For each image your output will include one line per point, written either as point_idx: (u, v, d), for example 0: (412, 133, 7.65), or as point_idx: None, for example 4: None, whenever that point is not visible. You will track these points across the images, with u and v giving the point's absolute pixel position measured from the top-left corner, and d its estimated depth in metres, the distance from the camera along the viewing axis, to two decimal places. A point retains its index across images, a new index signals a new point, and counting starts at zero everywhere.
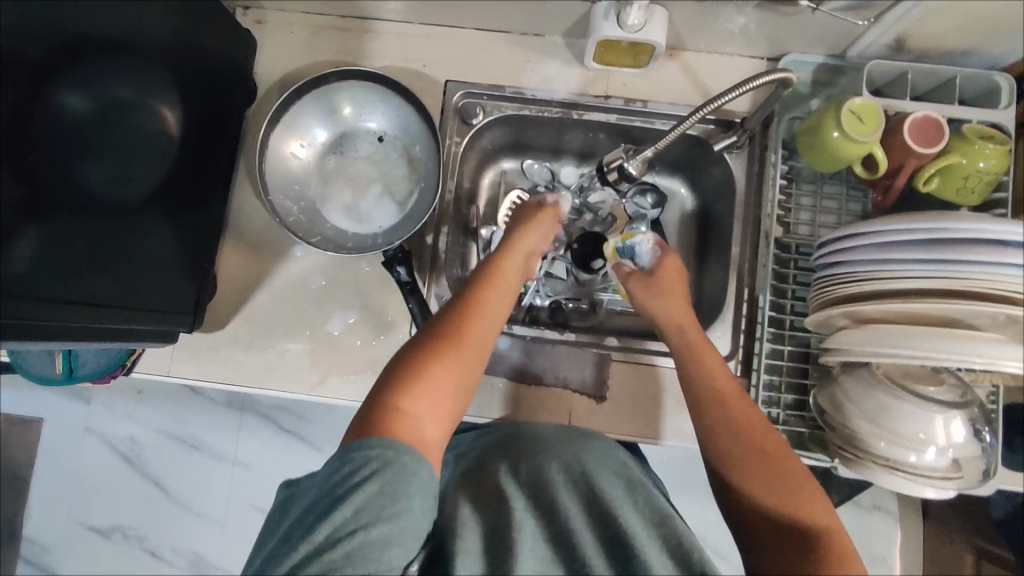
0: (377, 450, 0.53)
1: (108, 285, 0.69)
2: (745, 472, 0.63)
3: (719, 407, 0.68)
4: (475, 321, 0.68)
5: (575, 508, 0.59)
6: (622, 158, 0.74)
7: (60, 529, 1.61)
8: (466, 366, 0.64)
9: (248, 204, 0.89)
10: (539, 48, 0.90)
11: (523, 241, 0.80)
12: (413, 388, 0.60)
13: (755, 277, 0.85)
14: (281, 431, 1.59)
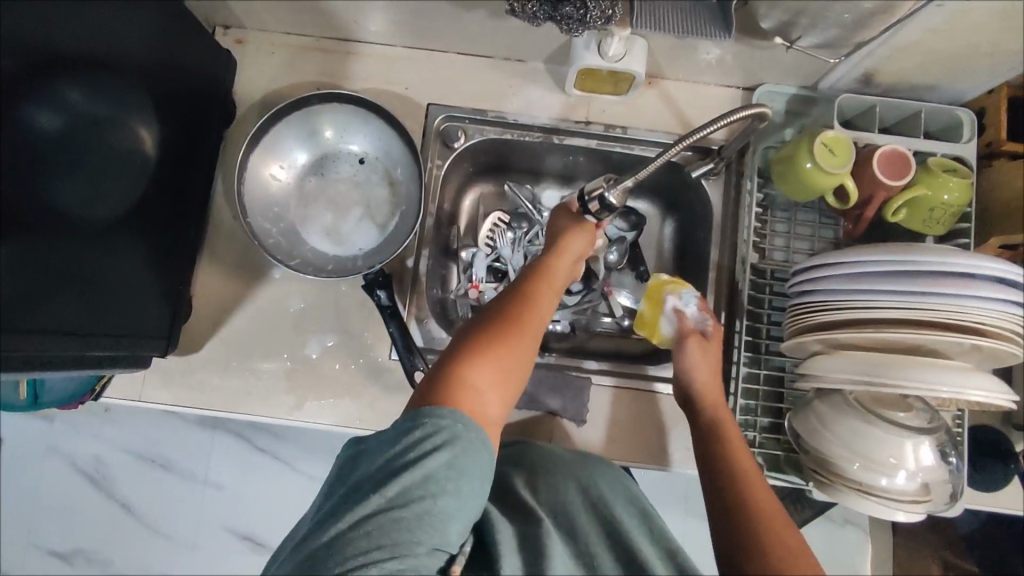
0: (458, 419, 0.54)
1: (81, 309, 0.67)
2: (740, 483, 0.64)
3: (734, 437, 0.70)
4: (532, 317, 0.67)
5: (592, 527, 0.64)
6: (603, 187, 0.72)
7: (21, 553, 1.55)
8: (530, 351, 0.64)
9: (226, 225, 0.88)
10: (520, 74, 0.91)
11: (577, 240, 0.76)
12: (479, 362, 0.60)
13: (732, 303, 0.87)
14: (254, 450, 1.56)
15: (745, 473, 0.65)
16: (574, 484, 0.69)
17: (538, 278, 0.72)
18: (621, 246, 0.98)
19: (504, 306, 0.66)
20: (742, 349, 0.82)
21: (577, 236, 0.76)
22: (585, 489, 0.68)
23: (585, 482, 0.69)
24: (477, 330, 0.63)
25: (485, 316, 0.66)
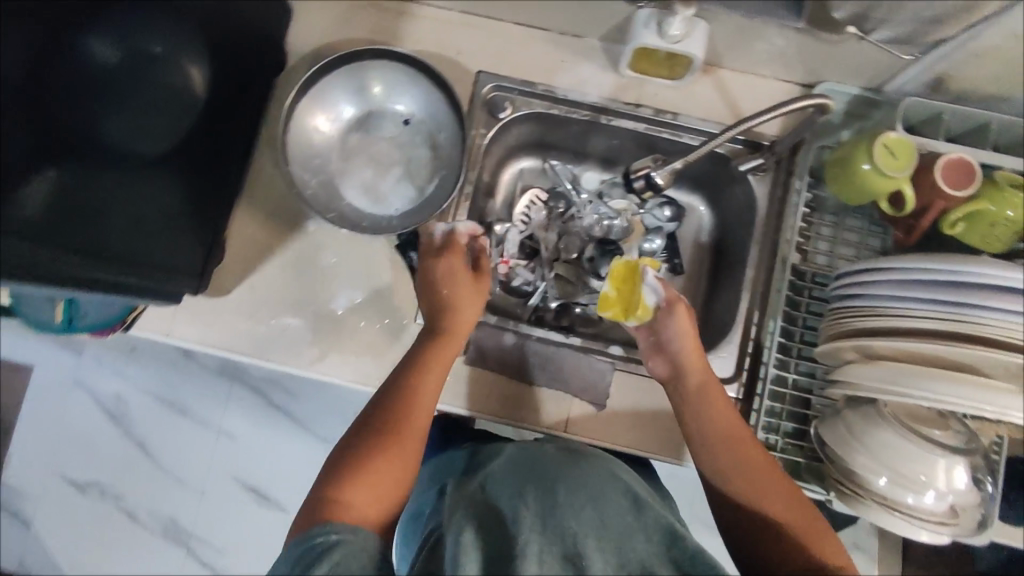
0: (335, 535, 0.55)
1: (118, 235, 0.73)
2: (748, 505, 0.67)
3: (726, 439, 0.70)
4: (415, 408, 0.70)
5: (584, 526, 0.55)
6: (651, 166, 0.74)
7: (38, 481, 1.60)
8: (410, 436, 0.68)
9: (267, 171, 0.87)
10: (574, 50, 0.90)
11: (459, 290, 0.78)
12: (349, 477, 0.63)
13: (767, 303, 0.84)
14: (269, 405, 1.59)
15: (747, 490, 0.67)
16: (568, 479, 0.60)
17: (428, 361, 0.73)
18: (659, 236, 0.97)
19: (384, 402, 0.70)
20: (772, 350, 0.80)
21: (455, 289, 0.77)
22: (578, 486, 0.59)
23: (579, 479, 0.60)
24: (355, 442, 0.67)
25: (364, 418, 0.69)
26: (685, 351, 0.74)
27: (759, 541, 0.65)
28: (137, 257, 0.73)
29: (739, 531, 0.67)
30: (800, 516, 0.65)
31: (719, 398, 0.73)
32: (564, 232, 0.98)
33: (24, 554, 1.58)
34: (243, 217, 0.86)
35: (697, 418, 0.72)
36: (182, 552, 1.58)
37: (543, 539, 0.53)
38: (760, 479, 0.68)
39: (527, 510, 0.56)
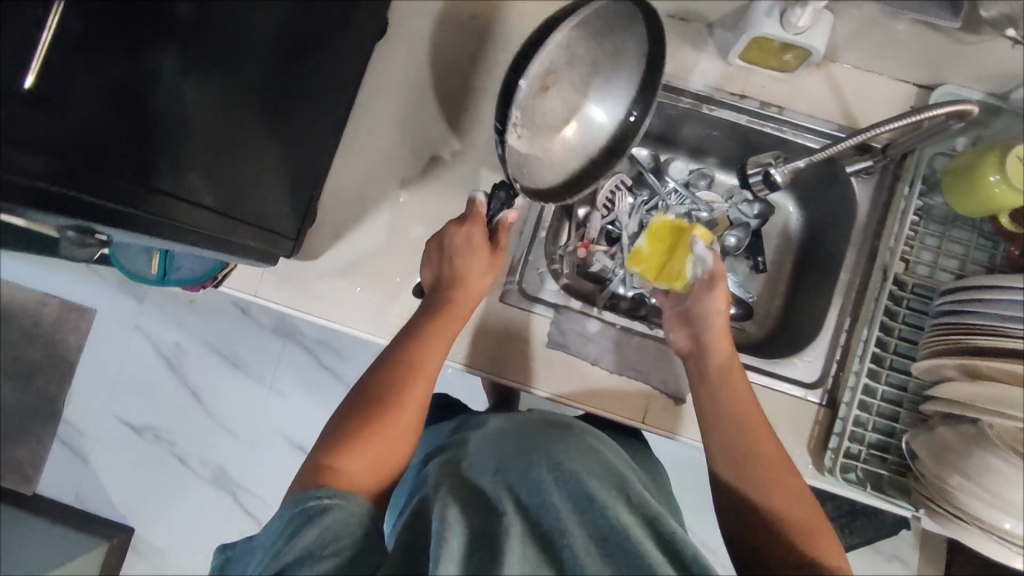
0: (330, 500, 0.54)
1: (220, 189, 0.67)
2: (740, 482, 0.65)
3: (741, 431, 0.67)
4: (416, 377, 0.69)
5: (565, 503, 0.54)
6: (771, 163, 0.79)
7: (97, 419, 1.65)
8: (408, 415, 0.66)
9: (361, 140, 0.88)
10: (682, 34, 0.87)
11: (471, 276, 0.77)
12: (350, 446, 0.62)
13: (859, 310, 0.82)
14: (319, 366, 1.62)
15: (744, 470, 0.66)
16: (550, 462, 0.59)
17: (429, 330, 0.73)
18: (743, 231, 0.96)
19: (381, 377, 0.69)
20: (864, 358, 0.77)
21: (465, 277, 0.76)
22: (557, 469, 0.58)
23: (561, 463, 0.59)
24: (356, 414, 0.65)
25: (365, 391, 0.67)
26: (711, 328, 0.75)
27: (745, 520, 0.64)
28: (235, 209, 0.70)
29: (729, 507, 0.66)
30: (802, 508, 0.63)
31: (739, 380, 0.71)
32: (644, 220, 0.97)
33: (81, 489, 1.65)
34: (337, 182, 0.87)
35: (710, 390, 0.71)
36: (229, 500, 1.63)
37: (523, 520, 0.52)
38: (767, 460, 0.66)
39: (507, 494, 0.55)
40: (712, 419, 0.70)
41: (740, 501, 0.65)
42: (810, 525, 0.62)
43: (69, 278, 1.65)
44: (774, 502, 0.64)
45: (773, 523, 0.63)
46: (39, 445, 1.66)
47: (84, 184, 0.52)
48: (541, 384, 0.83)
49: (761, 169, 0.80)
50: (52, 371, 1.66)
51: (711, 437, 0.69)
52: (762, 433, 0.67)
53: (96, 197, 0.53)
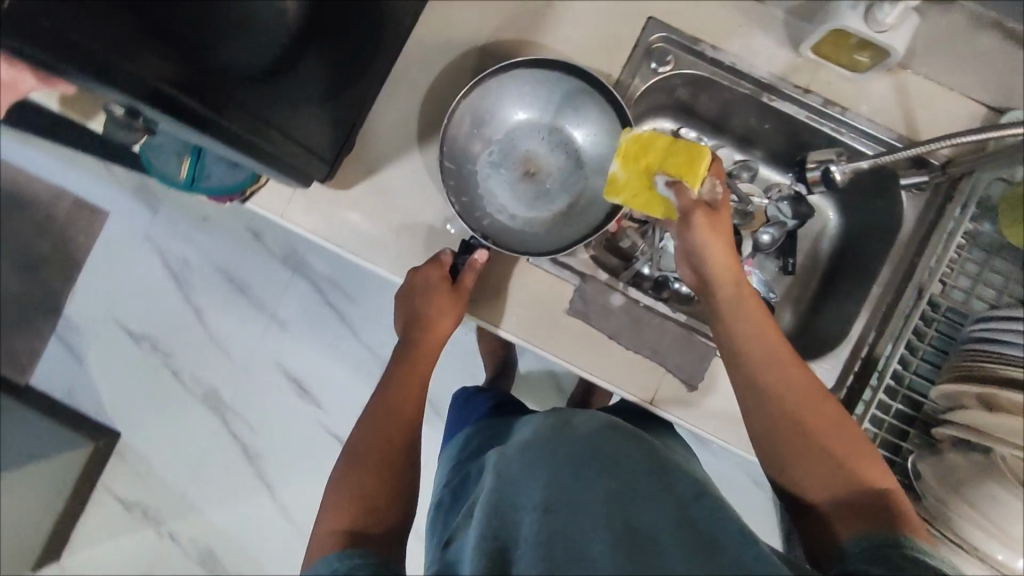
0: (359, 558, 0.57)
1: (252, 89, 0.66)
2: (787, 434, 0.64)
3: (770, 366, 0.67)
4: (389, 422, 0.76)
5: (604, 501, 0.49)
6: (833, 159, 0.81)
7: (97, 322, 1.65)
8: (392, 461, 0.72)
9: (410, 74, 0.84)
10: (756, 16, 0.84)
11: (438, 323, 0.83)
12: (349, 503, 0.66)
13: (885, 326, 0.81)
14: (323, 303, 1.62)
15: (785, 421, 0.64)
16: (598, 454, 0.54)
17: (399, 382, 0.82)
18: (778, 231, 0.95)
19: (362, 436, 0.75)
20: (884, 374, 0.77)
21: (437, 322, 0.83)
22: (602, 460, 0.53)
23: (608, 454, 0.54)
24: (343, 478, 0.70)
25: (348, 455, 0.73)
26: (708, 259, 0.71)
27: (800, 473, 0.63)
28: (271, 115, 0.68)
29: (781, 462, 0.64)
30: (852, 449, 0.63)
31: (755, 307, 0.70)
32: None
33: (72, 387, 1.65)
34: (379, 114, 0.84)
35: (733, 323, 0.69)
36: (218, 421, 1.64)
37: (550, 524, 0.48)
38: (802, 398, 0.65)
39: (543, 492, 0.51)
40: (743, 359, 0.68)
41: (789, 451, 0.64)
42: (862, 459, 0.62)
43: (85, 176, 1.63)
44: (825, 446, 0.63)
45: (832, 466, 0.62)
46: (36, 338, 1.66)
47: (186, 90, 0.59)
48: (556, 350, 0.83)
49: (822, 164, 0.82)
50: (58, 268, 1.65)
51: (745, 378, 0.67)
52: (794, 366, 0.67)
53: (186, 99, 0.59)
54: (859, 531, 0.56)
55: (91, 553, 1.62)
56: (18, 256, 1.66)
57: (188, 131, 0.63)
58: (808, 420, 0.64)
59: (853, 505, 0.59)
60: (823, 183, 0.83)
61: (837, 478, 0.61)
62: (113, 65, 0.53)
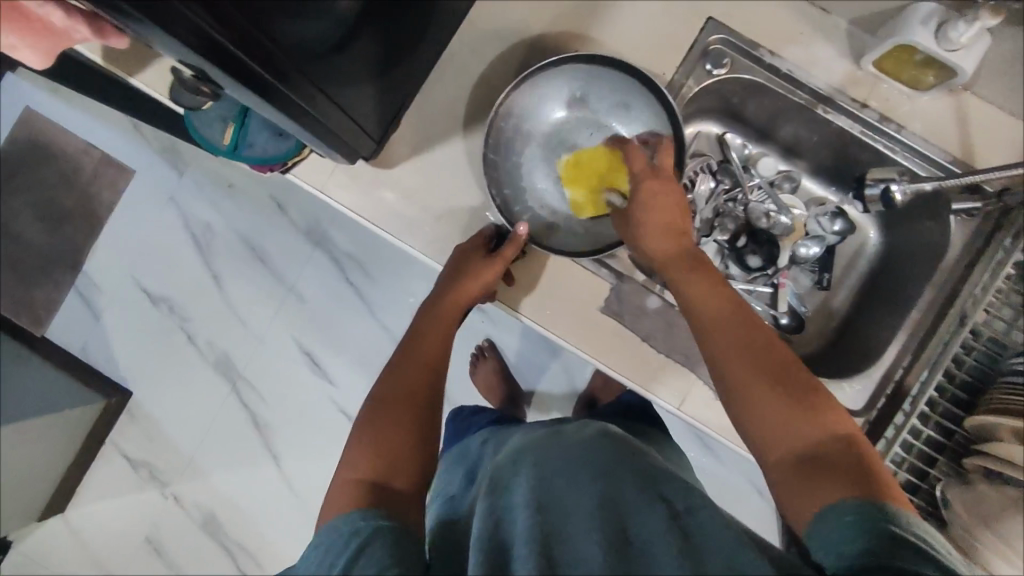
0: (364, 521, 0.53)
1: (313, 60, 0.62)
2: (760, 397, 0.60)
3: (726, 332, 0.64)
4: (410, 378, 0.72)
5: (586, 503, 0.49)
6: (895, 178, 0.81)
7: (116, 280, 1.65)
8: (417, 418, 0.68)
9: (461, 57, 0.83)
10: (818, 25, 0.82)
11: (466, 290, 0.79)
12: (376, 464, 0.61)
13: (923, 351, 0.80)
14: (343, 280, 1.61)
15: (756, 386, 0.60)
16: (579, 460, 0.54)
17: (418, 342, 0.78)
18: (817, 245, 0.94)
19: (385, 390, 0.71)
20: (919, 399, 0.77)
21: (462, 285, 0.79)
22: (586, 466, 0.53)
23: (592, 460, 0.54)
24: (366, 436, 0.65)
25: (371, 411, 0.68)
26: (664, 223, 0.74)
27: (763, 436, 0.59)
28: (326, 87, 0.65)
29: (752, 428, 0.60)
30: (810, 404, 0.58)
31: (711, 278, 0.69)
32: (721, 209, 0.95)
33: (87, 344, 1.64)
34: (427, 95, 0.83)
35: (690, 292, 0.69)
36: (228, 388, 1.64)
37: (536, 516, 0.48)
38: (757, 356, 0.62)
39: (528, 488, 0.51)
40: (703, 332, 0.66)
41: (765, 417, 0.59)
42: (844, 427, 0.57)
43: (114, 133, 1.62)
44: (801, 409, 0.58)
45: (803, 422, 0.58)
46: (53, 292, 1.65)
47: (239, 39, 0.52)
48: (586, 348, 0.82)
49: (883, 183, 0.81)
50: (80, 224, 1.64)
51: (708, 353, 0.65)
52: (749, 328, 0.64)
53: (236, 49, 0.52)
54: (839, 497, 0.51)
55: (95, 508, 1.64)
56: (41, 208, 1.65)
57: (243, 91, 0.60)
58: (783, 384, 0.60)
59: (812, 467, 0.55)
60: (880, 203, 0.82)
61: (815, 443, 0.56)
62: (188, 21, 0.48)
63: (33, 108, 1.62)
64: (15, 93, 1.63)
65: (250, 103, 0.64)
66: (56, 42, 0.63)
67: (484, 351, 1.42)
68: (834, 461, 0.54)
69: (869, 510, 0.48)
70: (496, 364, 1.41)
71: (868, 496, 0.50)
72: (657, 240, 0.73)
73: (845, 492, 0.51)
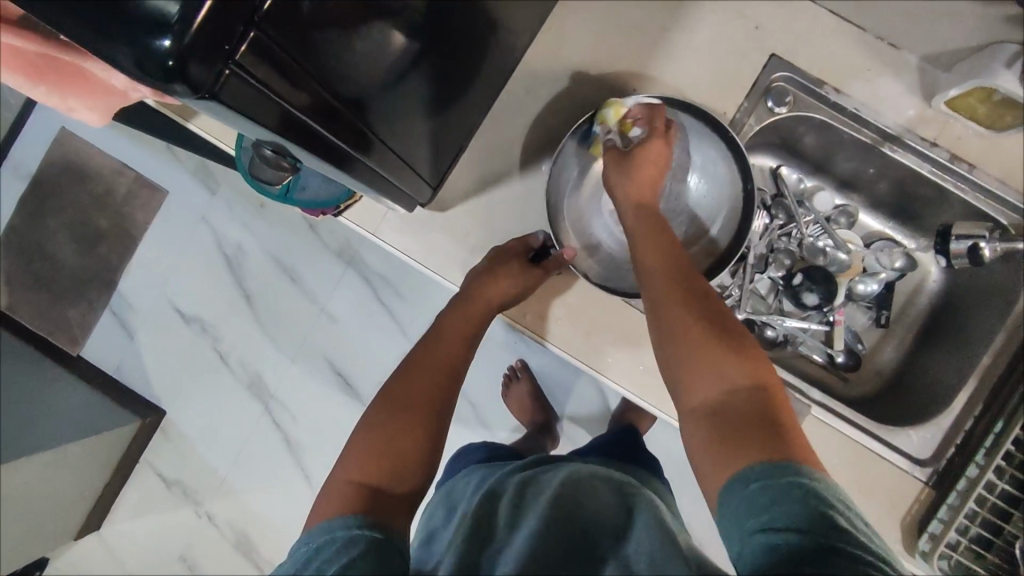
0: (357, 530, 0.54)
1: (383, 128, 0.60)
2: (687, 345, 0.58)
3: (662, 280, 0.63)
4: (427, 379, 0.71)
5: (567, 522, 0.52)
6: (985, 235, 0.78)
7: (149, 300, 1.54)
8: (429, 428, 0.67)
9: (517, 98, 0.82)
10: (887, 62, 0.79)
11: (501, 299, 0.76)
12: (374, 466, 0.62)
13: (995, 401, 0.78)
14: (376, 302, 1.48)
15: (691, 338, 0.58)
16: (561, 487, 0.57)
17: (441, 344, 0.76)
18: (876, 282, 0.91)
19: (396, 387, 0.70)
20: (993, 453, 0.73)
21: (491, 287, 0.76)
22: (568, 490, 0.57)
23: (574, 492, 0.56)
24: (374, 432, 0.65)
25: (385, 405, 0.68)
26: (646, 177, 0.72)
27: (686, 377, 0.57)
28: (389, 145, 0.63)
29: (674, 368, 0.59)
30: (730, 350, 0.57)
31: (653, 240, 0.67)
32: (775, 245, 0.91)
33: (121, 363, 1.55)
34: (481, 138, 0.82)
35: (641, 263, 0.66)
36: (260, 408, 1.50)
37: (522, 522, 0.53)
38: (688, 309, 0.60)
39: (514, 503, 0.57)
40: (643, 278, 0.65)
41: (692, 367, 0.57)
42: (761, 376, 0.56)
43: (145, 152, 1.54)
44: (726, 360, 0.56)
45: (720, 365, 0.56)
46: (79, 313, 1.55)
47: (317, 112, 0.50)
48: (642, 393, 0.80)
49: (971, 239, 0.79)
50: (109, 240, 1.55)
51: (647, 292, 0.63)
52: (668, 285, 0.62)
53: (315, 122, 0.50)
54: (748, 459, 0.50)
55: (126, 526, 1.54)
56: (74, 229, 1.56)
57: (311, 159, 0.58)
58: (718, 338, 0.58)
59: (722, 420, 0.54)
60: (967, 259, 0.80)
61: (731, 390, 0.55)
62: (263, 115, 0.46)
63: (68, 129, 1.56)
64: (50, 115, 1.58)
65: (307, 163, 0.62)
66: (115, 101, 0.61)
67: (516, 372, 1.34)
68: (754, 417, 0.53)
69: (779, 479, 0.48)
70: (528, 385, 1.31)
71: (779, 460, 0.49)
72: (627, 195, 0.72)
73: (758, 454, 0.50)
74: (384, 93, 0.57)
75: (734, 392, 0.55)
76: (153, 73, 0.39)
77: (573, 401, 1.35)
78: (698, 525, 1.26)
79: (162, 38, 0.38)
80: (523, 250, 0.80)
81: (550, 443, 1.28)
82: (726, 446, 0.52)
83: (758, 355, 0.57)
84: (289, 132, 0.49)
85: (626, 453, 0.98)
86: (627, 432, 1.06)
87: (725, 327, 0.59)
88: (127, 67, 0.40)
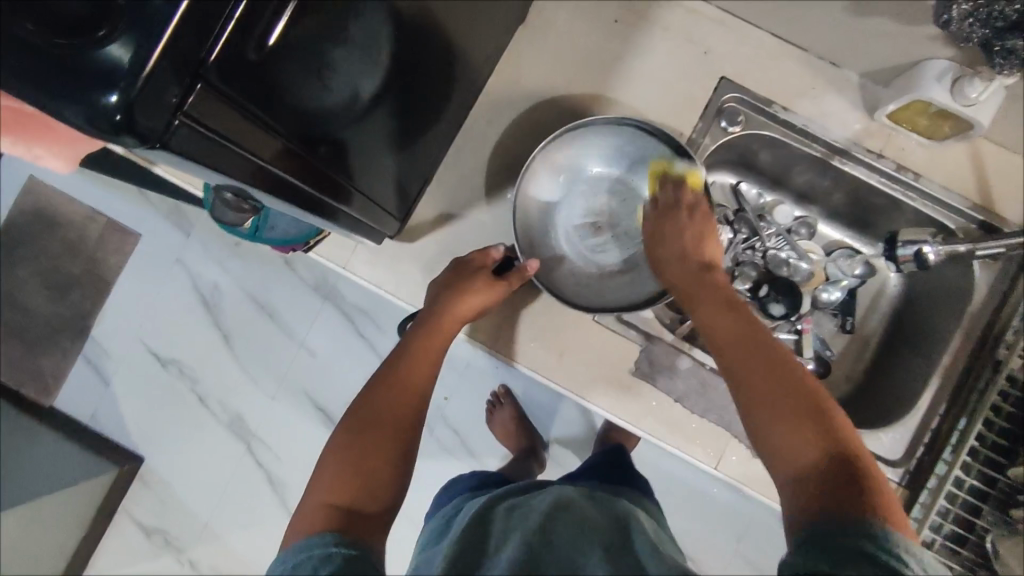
0: (335, 548, 0.54)
1: (349, 168, 0.62)
2: (766, 416, 0.57)
3: (737, 348, 0.63)
4: (400, 396, 0.70)
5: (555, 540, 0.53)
6: (930, 240, 0.80)
7: (124, 346, 1.52)
8: (401, 446, 0.66)
9: (480, 129, 0.84)
10: (830, 79, 0.83)
11: (466, 311, 0.76)
12: (348, 486, 0.62)
13: (958, 399, 0.80)
14: (355, 334, 1.48)
15: (768, 403, 0.58)
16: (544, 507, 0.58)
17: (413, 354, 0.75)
18: (839, 289, 0.93)
19: (366, 405, 0.69)
20: (959, 449, 0.76)
21: (457, 300, 0.76)
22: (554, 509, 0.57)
23: (559, 511, 0.57)
24: (347, 451, 0.65)
25: (355, 422, 0.68)
26: (699, 243, 0.75)
27: (774, 449, 0.56)
28: (356, 185, 0.65)
29: (761, 438, 0.58)
30: (799, 418, 0.56)
31: (716, 305, 0.68)
32: (740, 258, 0.94)
33: (97, 411, 1.51)
34: (448, 168, 0.84)
35: (712, 331, 0.66)
36: (242, 448, 1.48)
37: (511, 542, 0.54)
38: (776, 380, 0.59)
39: (504, 525, 0.57)
40: (716, 348, 0.65)
41: (775, 435, 0.56)
42: (830, 444, 0.54)
43: (116, 197, 1.53)
44: (824, 431, 0.55)
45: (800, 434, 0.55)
46: (51, 362, 1.52)
47: (279, 159, 0.52)
48: (618, 411, 0.81)
49: (916, 244, 0.81)
50: (82, 286, 1.53)
51: (723, 364, 0.63)
52: (748, 356, 0.61)
53: (275, 165, 0.52)
54: (829, 511, 0.49)
55: None
56: (46, 276, 1.54)
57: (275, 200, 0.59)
58: (796, 405, 0.57)
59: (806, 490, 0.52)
60: (914, 263, 0.82)
61: (815, 462, 0.53)
62: (222, 158, 0.47)
63: (36, 177, 1.55)
64: (18, 163, 1.57)
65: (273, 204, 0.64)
66: (81, 146, 0.61)
67: (499, 398, 1.33)
68: (832, 475, 0.52)
69: (849, 525, 0.47)
70: (512, 410, 1.31)
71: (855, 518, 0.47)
72: (676, 261, 0.75)
73: (834, 514, 0.49)
74: (346, 136, 0.58)
75: (821, 466, 0.53)
76: (101, 129, 0.39)
77: (558, 426, 1.36)
78: (688, 541, 1.26)
79: (109, 92, 0.39)
80: (485, 263, 0.80)
81: (535, 467, 1.27)
82: (813, 502, 0.51)
83: (837, 426, 0.56)
84: (256, 176, 0.51)
85: (612, 471, 0.99)
86: (605, 453, 1.07)
87: (803, 396, 0.58)
88: (75, 123, 0.40)
